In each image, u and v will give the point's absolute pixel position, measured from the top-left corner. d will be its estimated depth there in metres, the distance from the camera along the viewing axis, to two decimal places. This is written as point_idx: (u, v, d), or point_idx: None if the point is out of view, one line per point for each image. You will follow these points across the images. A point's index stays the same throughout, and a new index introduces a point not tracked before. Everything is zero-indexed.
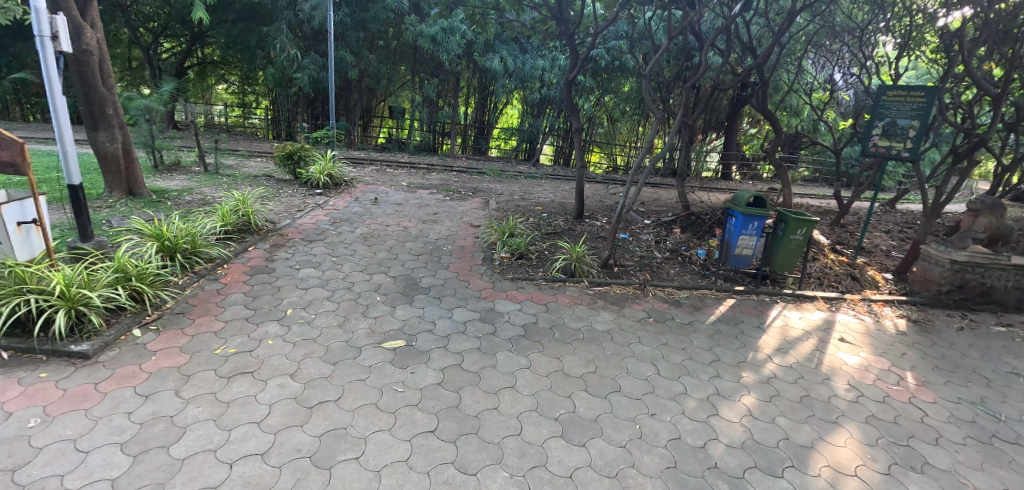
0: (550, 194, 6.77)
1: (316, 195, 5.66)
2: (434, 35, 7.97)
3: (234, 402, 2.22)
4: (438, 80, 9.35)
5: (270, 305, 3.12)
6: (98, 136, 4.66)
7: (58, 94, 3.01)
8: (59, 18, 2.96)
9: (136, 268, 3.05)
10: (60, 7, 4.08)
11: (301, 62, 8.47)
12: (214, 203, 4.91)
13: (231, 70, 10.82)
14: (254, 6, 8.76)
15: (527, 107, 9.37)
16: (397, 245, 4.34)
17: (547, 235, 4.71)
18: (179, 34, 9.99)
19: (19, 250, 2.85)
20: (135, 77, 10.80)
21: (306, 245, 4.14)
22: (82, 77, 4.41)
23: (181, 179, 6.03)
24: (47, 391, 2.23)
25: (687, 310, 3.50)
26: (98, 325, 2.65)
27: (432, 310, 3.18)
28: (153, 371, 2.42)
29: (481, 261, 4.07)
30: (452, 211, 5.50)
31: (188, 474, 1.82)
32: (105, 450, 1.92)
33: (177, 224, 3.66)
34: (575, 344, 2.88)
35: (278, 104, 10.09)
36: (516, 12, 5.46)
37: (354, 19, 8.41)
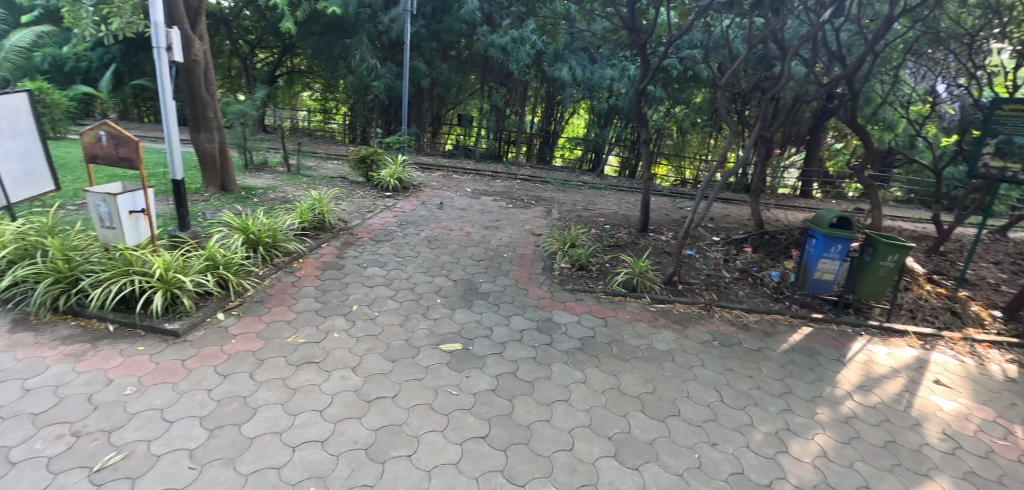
0: (614, 205, 6.63)
1: (385, 198, 5.90)
2: (505, 45, 8.12)
3: (300, 389, 2.35)
4: (507, 90, 9.44)
5: (338, 299, 3.27)
6: (199, 136, 5.16)
7: (168, 98, 3.37)
8: (173, 31, 3.32)
9: (224, 257, 3.32)
10: (175, 21, 4.58)
11: (379, 71, 8.95)
12: (294, 202, 5.25)
13: (315, 79, 11.60)
14: (339, 19, 9.35)
15: (594, 117, 9.28)
16: (459, 249, 4.42)
17: (609, 247, 4.61)
18: (272, 45, 10.87)
19: (130, 236, 3.13)
20: (234, 85, 11.88)
21: (374, 245, 4.32)
22: (190, 84, 4.92)
23: (267, 178, 6.53)
24: (142, 363, 2.48)
25: (758, 335, 3.27)
26: (189, 307, 2.90)
27: (489, 316, 3.19)
28: (232, 353, 2.62)
29: (541, 270, 4.05)
30: (514, 218, 5.53)
31: (255, 453, 1.94)
32: (186, 422, 2.10)
33: (261, 219, 3.94)
34: (634, 361, 2.77)
35: (355, 110, 10.68)
36: (587, 22, 5.42)
37: (429, 30, 8.78)
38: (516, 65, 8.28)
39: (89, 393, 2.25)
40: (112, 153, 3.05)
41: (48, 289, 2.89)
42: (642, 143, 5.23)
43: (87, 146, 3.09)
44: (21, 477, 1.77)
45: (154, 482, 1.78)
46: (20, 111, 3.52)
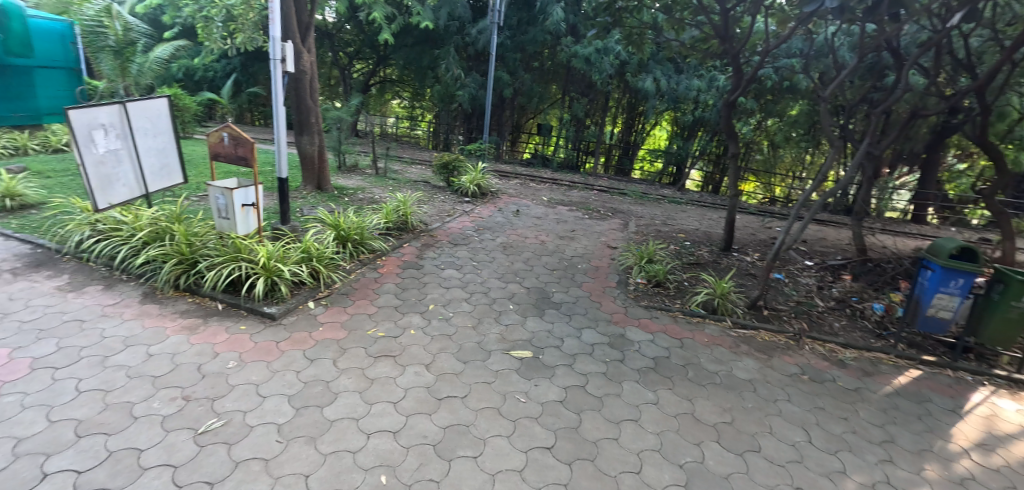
0: (695, 221, 6.34)
1: (464, 203, 6.09)
2: (588, 55, 8.12)
3: (377, 380, 2.47)
4: (588, 100, 9.37)
5: (416, 298, 3.42)
6: (302, 139, 5.65)
7: (279, 105, 3.73)
8: (287, 45, 3.69)
9: (317, 250, 3.59)
10: (289, 36, 5.07)
11: (463, 80, 9.31)
12: (380, 203, 5.57)
13: (404, 88, 12.24)
14: (429, 32, 9.84)
15: (677, 129, 8.97)
16: (533, 257, 4.44)
17: (689, 265, 4.41)
18: (369, 57, 11.69)
19: (241, 226, 3.51)
20: (333, 93, 12.86)
21: (451, 248, 4.47)
22: (297, 91, 5.42)
23: (357, 179, 7.01)
24: (243, 341, 2.75)
25: (854, 373, 2.96)
26: (285, 294, 3.17)
27: (561, 327, 3.17)
28: (319, 339, 2.82)
29: (615, 283, 3.96)
30: (589, 230, 5.47)
31: (334, 436, 2.07)
32: (277, 398, 2.30)
33: (351, 218, 4.21)
34: (711, 388, 2.61)
35: (440, 117, 11.12)
36: (676, 32, 5.25)
37: (514, 41, 9.03)
38: (598, 75, 8.20)
39: (200, 363, 2.53)
40: (232, 152, 3.43)
41: (172, 268, 3.29)
42: (729, 158, 4.94)
43: (211, 145, 3.50)
44: (141, 431, 2.05)
45: (247, 451, 1.97)
46: (162, 113, 4.07)
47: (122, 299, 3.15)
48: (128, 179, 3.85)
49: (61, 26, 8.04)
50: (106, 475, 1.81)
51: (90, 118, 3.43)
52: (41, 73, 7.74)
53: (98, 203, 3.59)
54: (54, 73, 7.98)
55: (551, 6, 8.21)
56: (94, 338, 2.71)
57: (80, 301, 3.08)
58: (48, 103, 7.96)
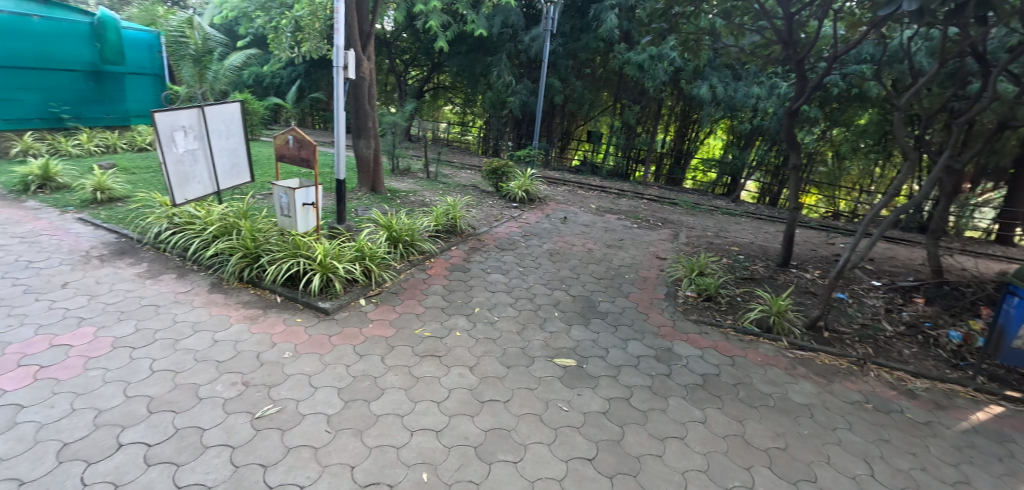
0: (750, 234, 6.08)
1: (512, 209, 6.13)
2: (641, 62, 8.00)
3: (422, 379, 2.53)
4: (640, 107, 9.19)
5: (462, 300, 3.47)
6: (359, 143, 5.88)
7: (340, 110, 3.91)
8: (350, 53, 3.86)
9: (370, 250, 3.72)
10: (352, 45, 5.32)
11: (515, 87, 9.42)
12: (431, 206, 5.72)
13: (457, 94, 12.49)
14: (483, 40, 10.02)
15: (733, 138, 8.64)
16: (580, 265, 4.41)
17: (742, 280, 4.23)
18: (424, 64, 12.03)
19: (301, 224, 3.67)
20: (388, 98, 13.33)
21: (498, 252, 4.51)
22: (357, 97, 5.67)
23: (409, 182, 7.23)
24: (299, 333, 2.89)
25: (925, 405, 2.73)
26: (339, 290, 3.30)
27: (606, 337, 3.12)
28: (369, 335, 2.92)
29: (663, 295, 3.86)
30: (638, 239, 5.36)
31: (380, 430, 2.14)
32: (327, 390, 2.40)
33: (403, 219, 4.34)
34: (763, 410, 2.49)
35: (490, 123, 11.27)
36: (735, 38, 5.08)
37: (566, 48, 9.05)
38: (652, 82, 8.06)
39: (259, 352, 2.69)
40: (296, 154, 3.62)
41: (238, 261, 3.52)
42: (790, 169, 4.70)
43: (278, 147, 3.71)
44: (204, 412, 2.20)
45: (298, 438, 2.07)
46: (235, 117, 4.36)
47: (193, 287, 3.40)
48: (203, 178, 4.14)
49: (150, 37, 8.70)
50: (173, 450, 1.97)
51: (173, 120, 3.74)
52: (131, 80, 8.46)
53: (176, 198, 3.89)
54: (142, 80, 8.68)
55: (605, 12, 8.17)
56: (167, 322, 2.94)
57: (157, 288, 3.36)
58: (137, 107, 8.67)
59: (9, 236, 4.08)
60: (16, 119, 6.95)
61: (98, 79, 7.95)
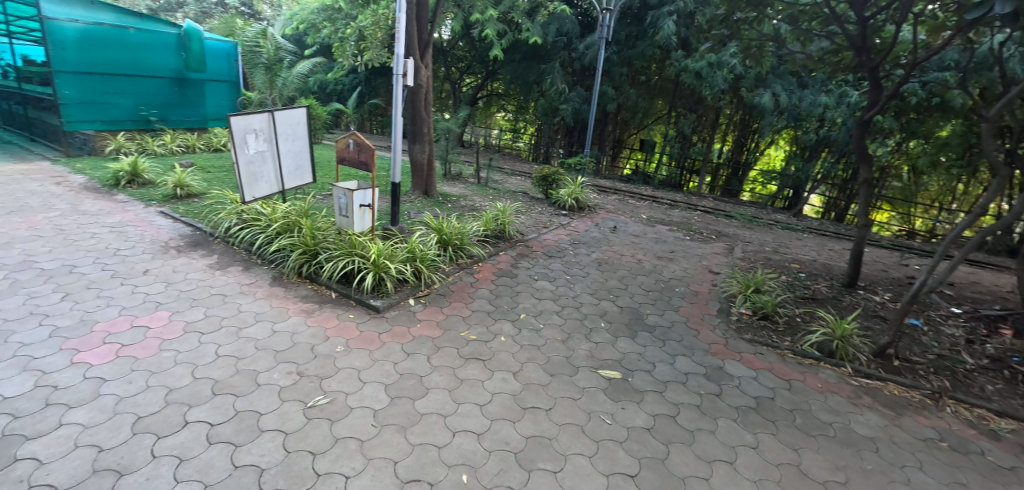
0: (812, 251, 5.74)
1: (561, 216, 6.12)
2: (699, 70, 7.78)
3: (466, 381, 2.57)
4: (696, 116, 8.92)
5: (508, 306, 3.50)
6: (414, 148, 6.07)
7: (398, 116, 4.05)
8: (409, 61, 4.00)
9: (421, 251, 3.83)
10: (411, 53, 5.52)
11: (568, 94, 9.41)
12: (481, 211, 5.80)
13: (509, 101, 12.63)
14: (537, 47, 10.06)
15: (796, 149, 8.20)
16: (628, 275, 4.33)
17: (802, 300, 3.99)
18: (478, 71, 12.27)
19: (357, 224, 3.83)
20: (443, 105, 13.68)
21: (546, 259, 4.51)
22: (413, 104, 5.86)
23: (460, 187, 7.37)
24: (350, 329, 3.01)
25: (1012, 448, 2.46)
26: (390, 289, 3.42)
27: (653, 351, 3.04)
28: (416, 335, 2.99)
29: (716, 311, 3.72)
30: (690, 252, 5.20)
31: (422, 428, 2.19)
32: (374, 386, 2.48)
33: (454, 223, 4.43)
34: (821, 440, 2.34)
35: (542, 130, 11.32)
36: (802, 44, 4.84)
37: (620, 56, 8.95)
38: (710, 90, 7.82)
39: (314, 344, 2.82)
40: (355, 157, 3.78)
41: (298, 257, 3.72)
42: (860, 183, 4.41)
43: (339, 151, 3.89)
44: (261, 397, 2.34)
45: (346, 430, 2.15)
46: (301, 122, 4.63)
47: (257, 280, 3.62)
48: (270, 177, 4.41)
49: (228, 47, 9.23)
50: (232, 431, 2.11)
51: (246, 124, 4.03)
52: (211, 86, 9.11)
53: (245, 196, 4.16)
54: (221, 87, 9.30)
55: (662, 19, 8.01)
56: (232, 311, 3.15)
57: (225, 278, 3.61)
58: (215, 111, 9.33)
59: (102, 225, 4.52)
60: (112, 121, 7.73)
61: (182, 85, 8.65)
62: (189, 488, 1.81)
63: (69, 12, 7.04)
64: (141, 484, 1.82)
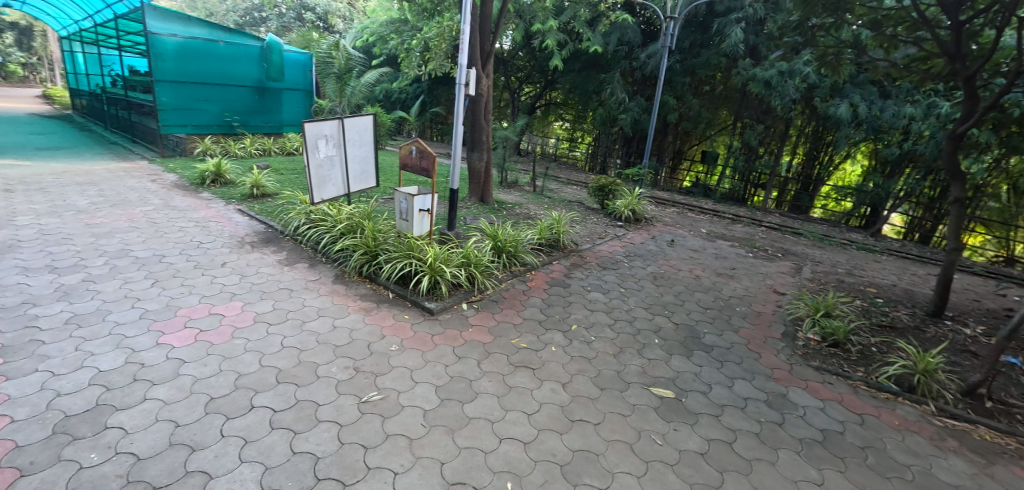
0: (892, 275, 5.29)
1: (616, 227, 6.02)
2: (768, 79, 7.45)
3: (515, 388, 2.58)
4: (764, 127, 8.48)
5: (560, 316, 3.48)
6: (472, 155, 6.19)
7: (459, 124, 4.15)
8: (471, 71, 4.09)
9: (475, 257, 3.89)
10: (473, 64, 5.65)
11: (627, 104, 9.26)
12: (536, 219, 5.83)
13: (568, 110, 12.63)
14: (597, 57, 9.97)
15: (876, 164, 7.61)
16: (685, 291, 4.18)
17: (879, 328, 3.68)
18: (537, 81, 12.36)
19: (416, 228, 3.95)
20: (502, 114, 13.89)
21: (600, 271, 4.45)
22: (474, 112, 5.99)
23: (516, 195, 7.44)
24: (405, 329, 3.11)
25: None
26: (444, 293, 3.50)
27: (710, 372, 2.91)
28: (468, 339, 3.04)
29: (780, 334, 3.50)
30: (754, 270, 4.95)
31: (470, 432, 2.22)
32: (425, 387, 2.54)
33: (509, 230, 4.47)
34: (897, 483, 2.14)
35: (599, 140, 11.22)
36: (885, 50, 4.49)
37: (684, 65, 8.73)
38: (779, 100, 7.43)
39: (371, 342, 2.94)
40: (417, 164, 3.92)
41: (359, 257, 3.90)
42: (950, 203, 4.02)
43: (402, 157, 4.04)
44: (320, 388, 2.47)
45: (397, 427, 2.22)
46: (368, 128, 4.84)
47: (321, 277, 3.83)
48: (337, 180, 4.66)
49: (303, 58, 9.95)
50: (292, 418, 2.24)
51: (318, 130, 4.29)
52: (286, 94, 9.78)
53: (314, 197, 4.42)
54: (295, 95, 10.00)
55: (730, 26, 7.74)
56: (298, 304, 3.35)
57: (292, 274, 3.84)
58: (290, 117, 10.00)
59: (189, 220, 4.95)
60: (201, 125, 8.47)
61: (262, 93, 9.34)
62: (252, 468, 1.94)
63: (169, 27, 7.77)
64: (211, 461, 1.97)
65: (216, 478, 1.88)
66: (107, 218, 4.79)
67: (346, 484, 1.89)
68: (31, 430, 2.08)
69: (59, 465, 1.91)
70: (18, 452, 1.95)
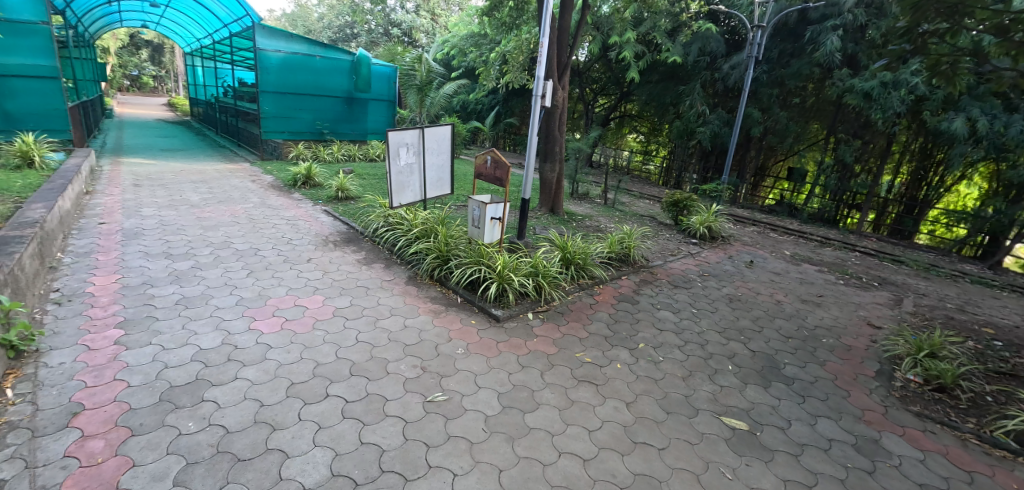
0: (1015, 315, 4.63)
1: (690, 245, 5.80)
2: (868, 90, 6.86)
3: (577, 403, 2.55)
4: (861, 143, 7.80)
5: (627, 333, 3.40)
6: (545, 166, 6.24)
7: (533, 136, 4.20)
8: (548, 83, 4.12)
9: (543, 267, 3.90)
10: (550, 76, 5.71)
11: (707, 117, 8.90)
12: (606, 232, 5.75)
13: (642, 123, 12.37)
14: (676, 67, 9.66)
15: (996, 187, 6.74)
16: (764, 317, 3.93)
17: (997, 375, 3.23)
18: (612, 93, 12.23)
19: (487, 236, 4.03)
20: (575, 125, 13.88)
21: (671, 289, 4.31)
22: (548, 123, 6.04)
23: (587, 207, 7.39)
24: (472, 334, 3.18)
25: None
26: (511, 301, 3.55)
27: (789, 407, 2.71)
28: (532, 349, 3.06)
29: (874, 373, 3.18)
30: (844, 299, 4.54)
31: (530, 442, 2.23)
32: (487, 392, 2.58)
33: (578, 242, 4.45)
34: None
35: (675, 154, 10.87)
36: (1014, 59, 3.96)
37: (771, 75, 8.28)
38: (880, 113, 6.79)
39: (438, 343, 3.04)
40: (491, 173, 4.01)
41: (432, 261, 4.06)
42: None
43: (477, 166, 4.16)
44: (389, 384, 2.58)
45: (459, 429, 2.28)
46: (445, 137, 5.02)
47: (395, 277, 4.02)
48: (415, 186, 4.86)
49: (389, 71, 10.40)
50: (362, 410, 2.37)
51: (400, 138, 4.53)
52: (372, 105, 10.37)
53: (393, 202, 4.64)
54: (380, 105, 10.56)
55: (825, 34, 7.23)
56: (373, 302, 3.54)
57: (370, 273, 4.07)
58: (374, 126, 10.60)
59: (283, 218, 5.41)
60: (296, 132, 9.26)
61: (350, 103, 10.00)
62: (324, 453, 2.07)
63: (276, 43, 8.55)
64: (289, 441, 2.13)
65: (292, 457, 2.04)
66: (214, 213, 5.35)
67: (408, 480, 1.96)
68: (142, 395, 2.36)
69: (163, 429, 2.15)
70: (131, 414, 2.23)
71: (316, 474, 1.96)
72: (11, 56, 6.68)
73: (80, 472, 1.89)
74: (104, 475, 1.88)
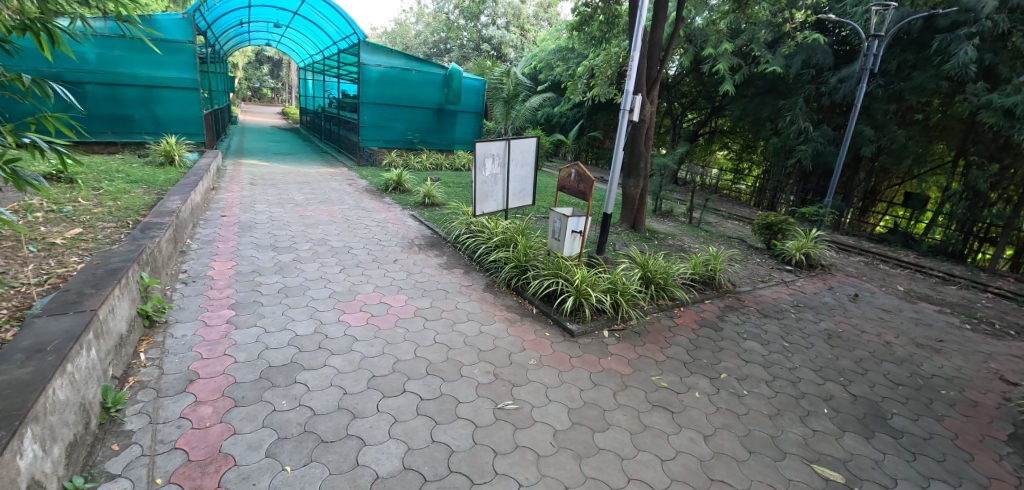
0: None
1: (783, 271, 5.40)
2: (1011, 107, 5.99)
3: (650, 428, 2.47)
4: (999, 166, 6.80)
5: (709, 360, 3.23)
6: (628, 181, 6.13)
7: (619, 150, 4.14)
8: (637, 98, 4.04)
9: (622, 285, 3.83)
10: (639, 90, 5.60)
11: (810, 134, 8.25)
12: (690, 253, 5.52)
13: (735, 139, 11.75)
14: (775, 81, 9.09)
15: None
16: (869, 358, 3.55)
17: None
18: (703, 107, 11.76)
19: (566, 249, 4.01)
20: (661, 140, 13.53)
21: (759, 318, 4.04)
22: (634, 138, 5.92)
23: (670, 226, 7.16)
24: (545, 345, 3.21)
25: None
26: (587, 316, 3.52)
27: (895, 463, 2.42)
28: (605, 367, 3.01)
29: (1006, 437, 2.75)
30: (971, 346, 3.97)
31: (598, 463, 2.19)
32: (557, 406, 2.59)
33: (660, 261, 4.31)
34: None
35: (770, 173, 10.18)
36: None
37: (888, 90, 7.55)
38: None
39: (512, 351, 3.10)
40: (575, 187, 4.03)
41: (510, 270, 4.14)
42: None
43: (561, 180, 4.19)
44: (462, 387, 2.67)
45: (527, 440, 2.30)
46: (530, 149, 5.10)
47: (474, 284, 4.15)
48: (498, 196, 4.98)
49: (479, 84, 10.74)
50: (435, 409, 2.47)
51: (487, 149, 4.69)
52: (461, 116, 10.75)
53: (477, 210, 4.80)
54: (468, 117, 10.91)
55: (957, 44, 6.45)
56: (451, 306, 3.68)
57: (450, 277, 4.24)
58: (462, 137, 10.97)
59: (374, 220, 5.80)
60: (390, 140, 9.90)
61: (440, 114, 10.46)
62: (398, 446, 2.19)
63: (377, 59, 9.23)
64: (366, 429, 2.28)
65: (368, 445, 2.17)
66: (315, 213, 5.84)
67: (474, 482, 2.02)
68: (245, 371, 2.65)
69: (260, 404, 2.40)
70: (235, 386, 2.51)
71: (389, 465, 2.07)
72: (163, 70, 7.86)
73: (191, 432, 2.17)
74: (210, 439, 2.14)
